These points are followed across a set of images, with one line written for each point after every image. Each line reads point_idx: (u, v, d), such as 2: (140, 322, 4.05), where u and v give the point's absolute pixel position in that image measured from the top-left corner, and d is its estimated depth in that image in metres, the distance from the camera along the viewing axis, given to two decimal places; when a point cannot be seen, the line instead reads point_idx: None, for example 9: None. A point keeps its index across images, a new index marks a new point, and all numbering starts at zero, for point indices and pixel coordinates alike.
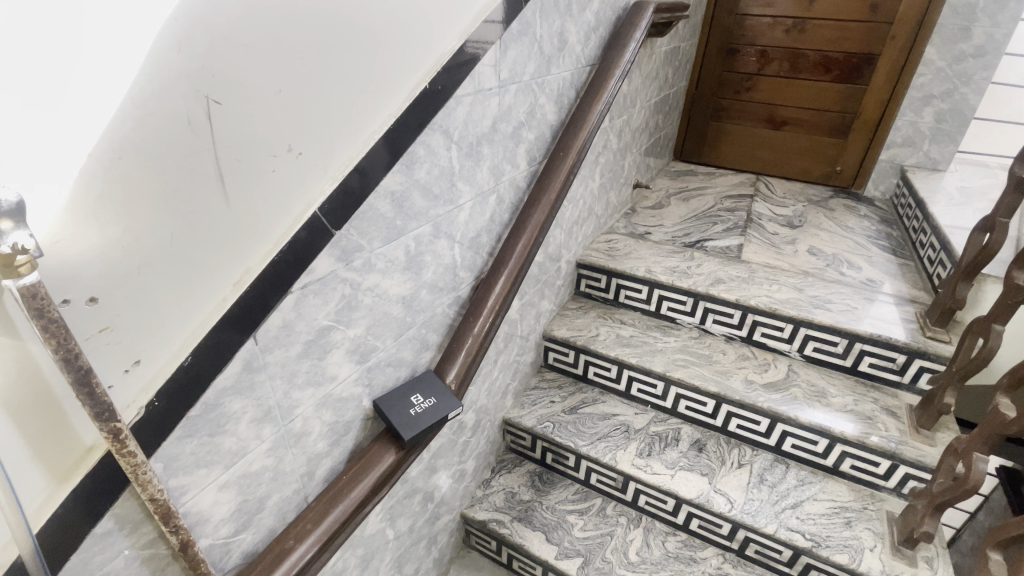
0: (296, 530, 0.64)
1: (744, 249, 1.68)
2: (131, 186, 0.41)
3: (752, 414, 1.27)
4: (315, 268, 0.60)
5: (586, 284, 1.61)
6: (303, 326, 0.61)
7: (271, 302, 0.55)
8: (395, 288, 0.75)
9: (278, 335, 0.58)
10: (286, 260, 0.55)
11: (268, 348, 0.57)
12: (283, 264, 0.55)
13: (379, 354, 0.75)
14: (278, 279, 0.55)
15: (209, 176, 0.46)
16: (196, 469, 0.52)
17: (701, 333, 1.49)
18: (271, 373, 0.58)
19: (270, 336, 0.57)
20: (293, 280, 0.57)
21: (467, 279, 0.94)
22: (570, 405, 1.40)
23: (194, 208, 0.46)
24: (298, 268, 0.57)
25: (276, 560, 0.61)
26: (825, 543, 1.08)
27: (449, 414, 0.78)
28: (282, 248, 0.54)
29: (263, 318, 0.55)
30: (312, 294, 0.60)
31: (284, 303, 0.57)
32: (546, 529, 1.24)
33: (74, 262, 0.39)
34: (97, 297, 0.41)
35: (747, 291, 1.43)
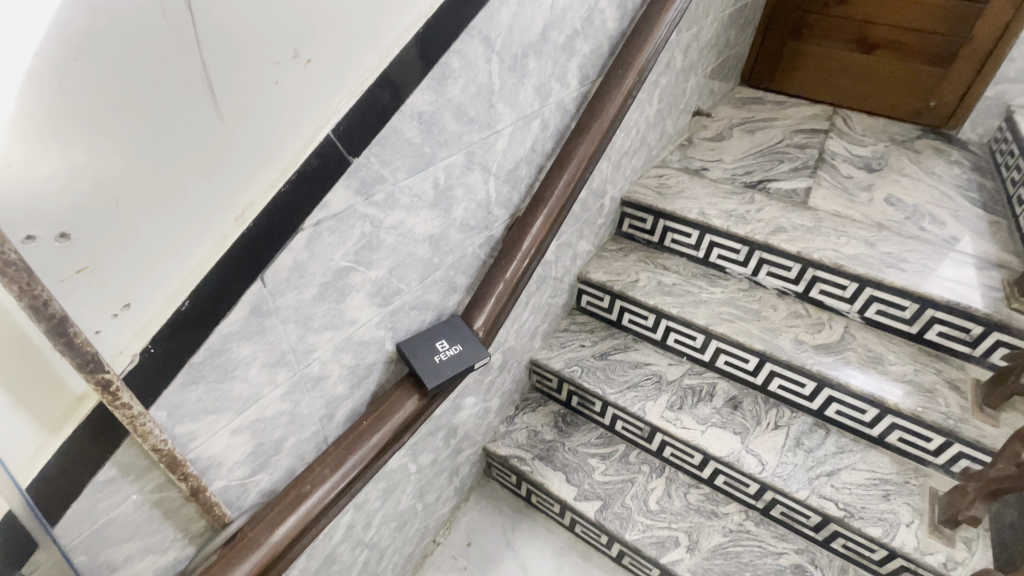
0: (312, 476, 0.61)
1: (811, 194, 1.51)
2: (95, 100, 0.33)
3: (798, 376, 1.18)
4: (331, 202, 0.52)
5: (629, 223, 1.49)
6: (317, 267, 0.54)
7: (281, 239, 0.48)
8: (421, 225, 0.67)
9: (290, 276, 0.51)
10: (296, 193, 0.48)
11: (278, 291, 0.51)
12: (292, 196, 0.47)
13: (403, 297, 0.69)
14: (287, 213, 0.48)
15: (196, 89, 0.38)
16: (203, 416, 0.49)
17: (751, 286, 1.37)
18: (283, 317, 0.53)
19: (279, 278, 0.50)
20: (305, 215, 0.50)
21: (501, 216, 0.85)
22: (601, 350, 1.35)
23: (180, 130, 0.38)
24: (310, 202, 0.49)
25: (291, 504, 0.59)
26: (858, 515, 1.04)
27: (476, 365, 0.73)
28: (290, 178, 0.47)
29: (272, 257, 0.48)
30: (327, 232, 0.53)
31: (295, 241, 0.50)
32: (566, 470, 1.24)
33: (35, 194, 0.32)
34: (69, 232, 0.35)
35: (809, 242, 1.28)
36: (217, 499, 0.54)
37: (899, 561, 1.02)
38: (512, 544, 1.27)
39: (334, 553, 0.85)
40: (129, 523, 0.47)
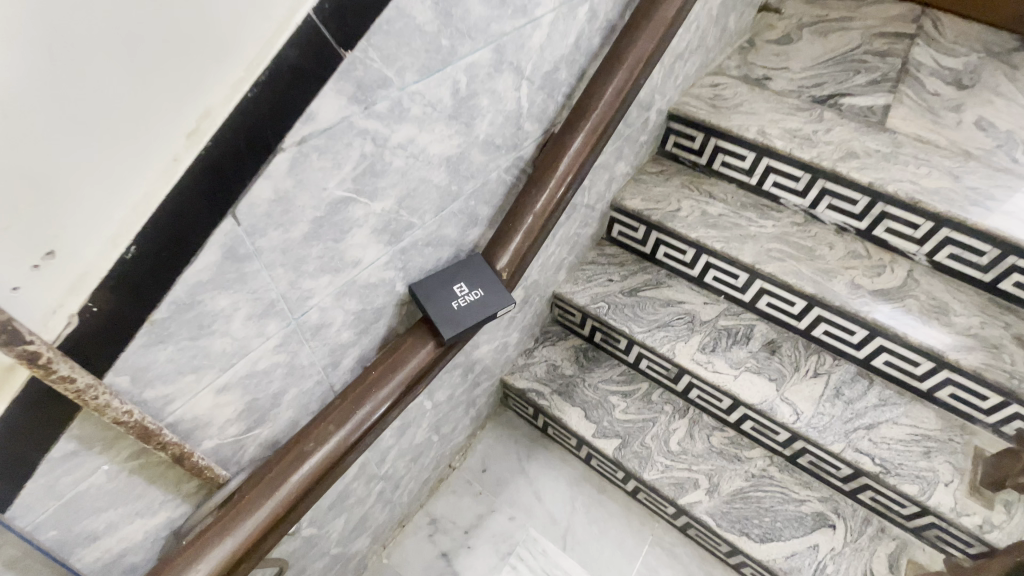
0: (316, 432, 0.55)
1: (889, 113, 1.29)
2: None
3: (848, 323, 1.08)
4: (318, 112, 0.39)
5: (675, 142, 1.31)
6: (307, 199, 0.43)
7: (253, 163, 0.37)
8: (436, 144, 0.54)
9: (272, 211, 0.41)
10: (266, 100, 0.35)
11: (258, 230, 0.40)
12: (263, 104, 0.35)
13: (416, 232, 0.59)
14: (256, 126, 0.36)
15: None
16: (179, 377, 0.41)
17: (807, 220, 1.22)
18: (267, 261, 0.43)
19: (258, 214, 0.40)
20: (284, 130, 0.38)
21: (533, 132, 0.71)
22: (630, 285, 1.24)
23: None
24: (289, 112, 0.37)
25: (292, 464, 0.53)
26: (895, 471, 0.98)
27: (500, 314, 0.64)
28: (260, 78, 0.34)
29: (245, 188, 0.38)
30: (317, 153, 0.41)
31: (273, 165, 0.38)
32: (585, 407, 1.20)
33: None
34: None
35: (884, 171, 1.10)
36: (209, 460, 0.49)
37: (930, 518, 0.98)
38: (526, 473, 1.26)
39: (347, 488, 0.83)
40: (104, 493, 0.42)
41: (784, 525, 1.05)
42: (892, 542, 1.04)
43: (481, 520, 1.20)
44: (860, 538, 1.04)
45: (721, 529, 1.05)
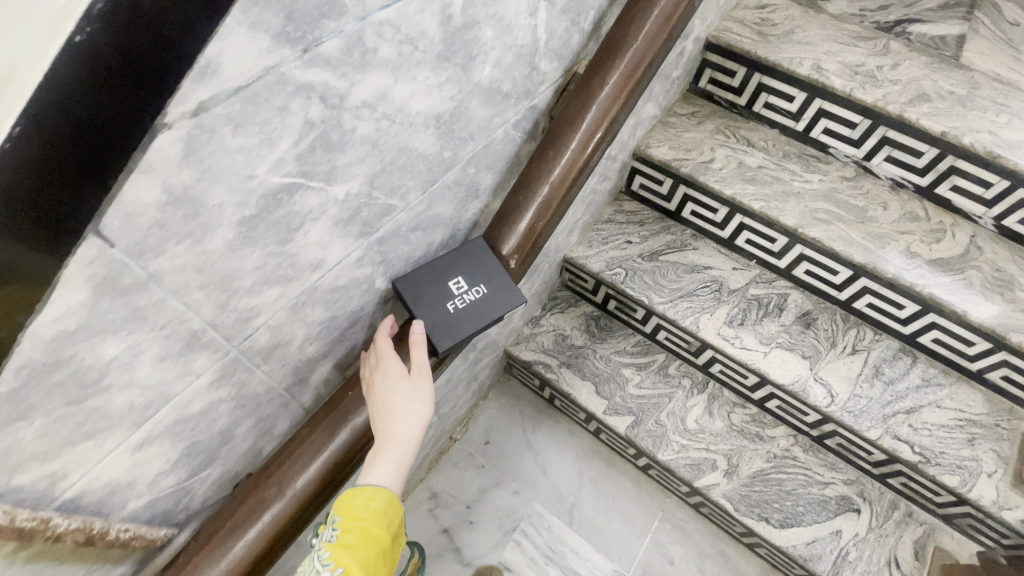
0: (276, 475, 0.49)
1: (966, 43, 1.08)
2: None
3: (897, 296, 0.95)
4: (219, 61, 0.29)
5: (711, 78, 1.12)
6: (222, 193, 0.33)
7: (112, 156, 0.27)
8: (421, 97, 0.43)
9: (167, 217, 0.31)
10: (108, 51, 0.24)
11: (147, 248, 0.31)
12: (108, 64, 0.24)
13: (398, 216, 0.49)
14: (101, 99, 0.25)
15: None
16: (67, 449, 0.34)
17: (858, 174, 1.06)
18: (174, 285, 0.34)
19: (144, 242, 0.31)
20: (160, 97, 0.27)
21: (546, 73, 0.59)
22: (651, 249, 1.10)
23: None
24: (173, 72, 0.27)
25: (252, 510, 0.47)
26: (935, 461, 0.90)
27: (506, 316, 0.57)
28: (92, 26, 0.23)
29: (111, 188, 0.28)
30: (228, 125, 0.31)
31: (150, 150, 0.28)
32: (596, 380, 1.11)
33: None
34: None
35: (959, 117, 0.92)
36: (138, 516, 0.43)
37: (965, 508, 0.91)
38: (531, 446, 1.19)
39: None
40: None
41: (805, 509, 0.99)
42: (919, 527, 0.98)
43: (484, 494, 1.15)
44: (885, 523, 0.98)
45: (739, 514, 0.99)
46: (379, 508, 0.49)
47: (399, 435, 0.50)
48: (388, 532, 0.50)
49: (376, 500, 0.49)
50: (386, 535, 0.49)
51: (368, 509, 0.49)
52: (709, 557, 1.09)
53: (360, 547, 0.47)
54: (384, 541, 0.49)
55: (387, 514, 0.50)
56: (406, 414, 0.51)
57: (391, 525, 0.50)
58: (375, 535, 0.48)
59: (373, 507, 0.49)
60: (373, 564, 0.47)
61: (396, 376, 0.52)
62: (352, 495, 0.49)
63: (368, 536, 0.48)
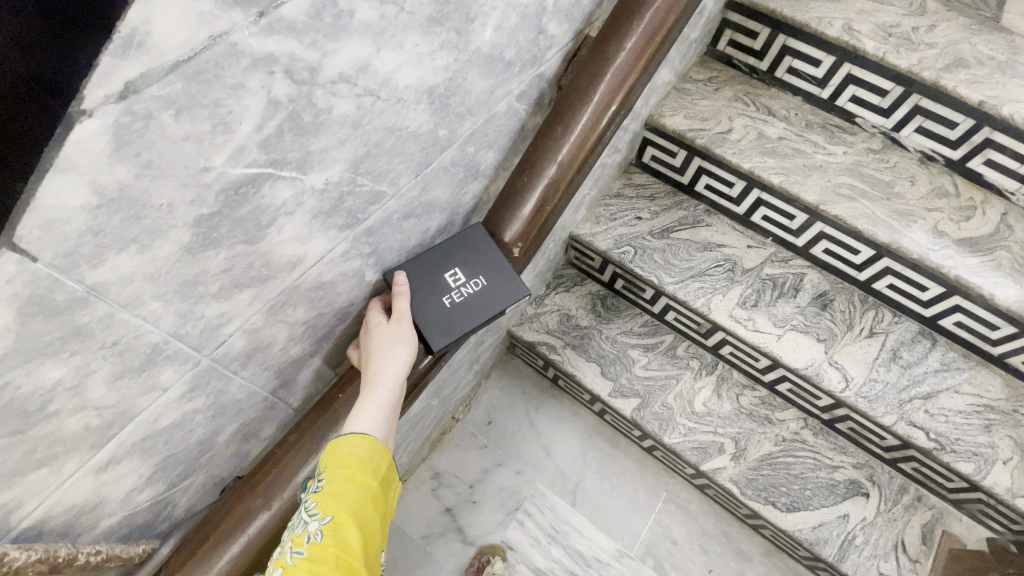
0: (263, 484, 0.48)
1: (1007, 3, 0.99)
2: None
3: (920, 277, 0.90)
4: (147, 30, 0.24)
5: (731, 39, 1.04)
6: (170, 190, 0.29)
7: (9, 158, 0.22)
8: (413, 68, 0.38)
9: (103, 222, 0.27)
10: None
11: (81, 259, 0.27)
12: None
13: (387, 204, 0.45)
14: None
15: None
16: (17, 477, 0.31)
17: (885, 145, 0.99)
18: (122, 298, 0.30)
19: (79, 255, 0.27)
20: (67, 81, 0.22)
21: (555, 38, 0.53)
22: (661, 225, 1.05)
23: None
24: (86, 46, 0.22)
25: (238, 523, 0.46)
26: (950, 448, 0.87)
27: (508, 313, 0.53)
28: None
29: (19, 194, 0.23)
30: (168, 109, 0.26)
31: (66, 143, 0.24)
32: (602, 362, 1.08)
33: None
34: None
35: (1000, 85, 0.85)
36: (114, 529, 0.42)
37: (977, 494, 0.89)
38: (534, 426, 1.18)
39: None
40: None
41: (813, 493, 0.97)
42: (928, 512, 0.96)
43: (487, 475, 1.14)
44: (894, 508, 0.96)
45: (745, 497, 0.98)
46: (366, 454, 0.45)
47: (383, 375, 0.47)
48: (378, 477, 0.46)
49: (360, 447, 0.45)
50: (375, 481, 0.46)
51: (353, 457, 0.45)
52: (713, 538, 1.09)
53: (346, 495, 0.44)
54: (372, 486, 0.45)
55: (375, 460, 0.46)
56: (388, 353, 0.48)
57: (381, 470, 0.46)
58: (363, 481, 0.45)
59: (358, 455, 0.45)
60: (364, 512, 0.44)
61: (378, 325, 0.49)
62: (336, 444, 0.46)
63: (355, 484, 0.44)
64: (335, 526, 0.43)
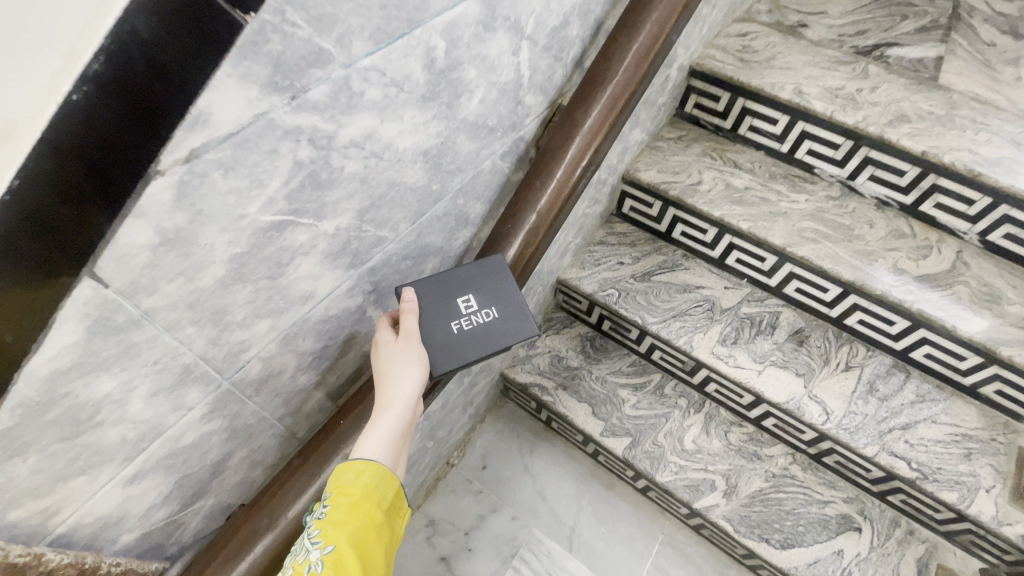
0: (270, 506, 0.50)
1: (941, 66, 1.12)
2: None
3: (887, 312, 0.96)
4: (209, 111, 0.30)
5: (695, 102, 1.15)
6: (214, 233, 0.35)
7: (101, 209, 0.28)
8: (406, 138, 0.45)
9: (161, 258, 0.33)
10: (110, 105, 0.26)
11: (140, 287, 0.32)
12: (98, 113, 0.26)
13: (387, 247, 0.51)
14: (99, 156, 0.27)
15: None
16: (60, 483, 0.35)
17: (843, 193, 1.08)
18: (165, 324, 0.35)
19: (135, 282, 0.32)
20: (147, 149, 0.28)
21: (534, 106, 0.61)
22: (643, 269, 1.12)
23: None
24: (157, 113, 0.28)
25: (244, 544, 0.49)
26: (932, 477, 0.90)
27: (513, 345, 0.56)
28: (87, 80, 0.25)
29: (102, 235, 0.29)
30: (219, 169, 0.33)
31: (143, 196, 0.30)
32: (592, 402, 1.11)
33: None
34: None
35: (939, 137, 0.95)
36: (129, 546, 0.45)
37: (965, 525, 0.90)
38: (529, 470, 1.19)
39: None
40: None
41: (806, 529, 0.98)
42: (921, 546, 0.97)
43: (482, 521, 1.14)
44: (887, 542, 0.97)
45: (739, 535, 0.98)
46: (368, 484, 0.48)
47: (393, 398, 0.50)
48: (380, 508, 0.48)
49: (365, 475, 0.48)
50: (376, 513, 0.48)
51: (357, 486, 0.48)
52: None
53: (348, 525, 0.46)
54: (374, 518, 0.48)
55: (378, 491, 0.49)
56: (398, 376, 0.51)
57: (383, 501, 0.49)
58: (365, 511, 0.47)
59: (362, 485, 0.48)
60: (365, 541, 0.46)
61: (390, 345, 0.52)
62: (341, 474, 0.49)
63: (358, 511, 0.47)
64: (336, 555, 0.44)
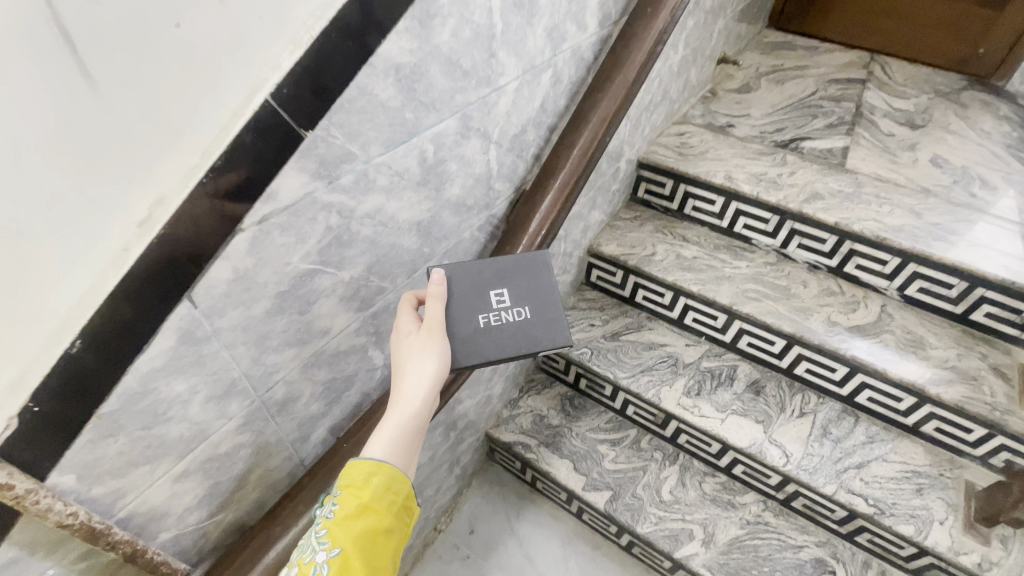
0: (282, 515, 0.55)
1: (848, 154, 1.34)
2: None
3: (828, 360, 1.08)
4: (276, 190, 0.41)
5: (645, 188, 1.35)
6: (268, 274, 0.44)
7: (204, 244, 0.38)
8: (405, 212, 0.57)
9: (232, 288, 0.41)
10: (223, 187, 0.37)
11: (217, 307, 0.41)
12: (218, 191, 0.37)
13: (388, 294, 0.61)
14: (211, 216, 0.38)
15: (44, 32, 0.27)
16: (130, 470, 0.41)
17: (779, 259, 1.25)
18: (228, 336, 0.43)
19: (215, 298, 0.40)
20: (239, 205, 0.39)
21: (503, 190, 0.77)
22: (611, 330, 1.25)
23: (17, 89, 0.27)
24: (251, 187, 0.39)
25: (258, 550, 0.53)
26: (889, 512, 0.96)
27: (546, 346, 0.59)
28: (213, 167, 0.36)
29: (201, 270, 0.38)
30: (277, 229, 0.43)
31: (233, 239, 0.40)
32: (574, 458, 1.17)
33: None
34: None
35: (848, 210, 1.14)
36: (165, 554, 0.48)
37: (929, 559, 0.96)
38: (516, 532, 1.21)
39: None
40: None
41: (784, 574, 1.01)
42: None
43: None
44: None
45: None
46: (378, 488, 0.49)
47: (403, 395, 0.52)
48: (388, 511, 0.50)
49: (376, 477, 0.50)
50: (384, 516, 0.49)
51: (367, 489, 0.49)
52: None
53: (354, 530, 0.47)
54: (382, 521, 0.49)
55: (387, 495, 0.50)
56: (413, 371, 0.53)
57: (392, 504, 0.50)
58: (373, 515, 0.48)
59: (372, 488, 0.49)
60: (370, 545, 0.47)
61: (412, 337, 0.54)
62: (353, 473, 0.50)
63: (366, 515, 0.48)
64: (341, 559, 0.46)
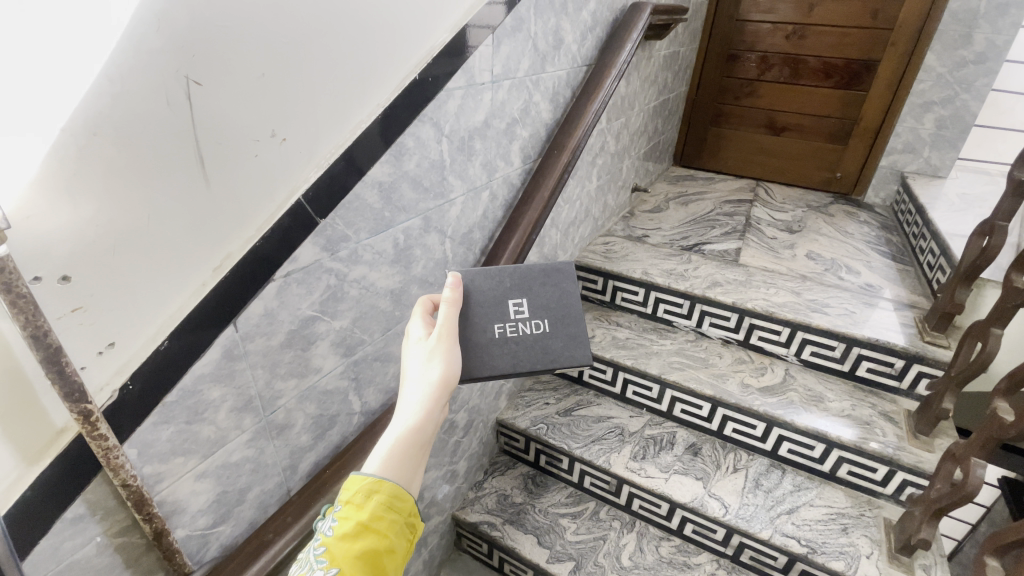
0: (276, 524, 0.65)
1: (741, 253, 1.66)
2: (106, 136, 0.40)
3: (748, 418, 1.25)
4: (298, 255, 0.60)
5: (583, 286, 1.61)
6: (286, 315, 0.61)
7: (250, 285, 0.55)
8: (382, 280, 0.76)
9: (261, 321, 0.58)
10: (269, 246, 0.56)
11: (250, 333, 0.57)
12: (264, 249, 0.55)
13: (366, 348, 0.77)
14: (260, 268, 0.56)
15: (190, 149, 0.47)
16: (171, 457, 0.52)
17: (698, 336, 1.48)
18: (253, 360, 0.58)
19: (250, 324, 0.57)
20: (276, 260, 0.57)
21: None
22: (564, 407, 1.40)
23: (170, 178, 0.46)
24: (284, 250, 0.58)
25: (254, 552, 0.62)
26: (820, 550, 1.06)
27: (556, 350, 0.77)
28: (264, 233, 0.55)
29: (245, 304, 0.55)
30: (295, 282, 0.61)
31: (270, 284, 0.58)
32: (538, 533, 1.22)
33: (62, 246, 0.40)
34: (84, 296, 0.42)
35: (742, 293, 1.41)
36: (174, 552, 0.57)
37: None
38: None
39: None
40: (91, 569, 0.48)
41: None
42: None
43: None
44: None
45: None
46: (376, 508, 0.53)
47: (403, 406, 0.59)
48: (387, 531, 0.53)
49: (376, 495, 0.54)
50: (382, 537, 0.53)
51: (366, 507, 0.53)
52: None
53: (352, 550, 0.51)
54: (381, 541, 0.53)
55: (385, 514, 0.54)
56: (411, 384, 0.61)
57: (391, 523, 0.54)
58: (372, 535, 0.52)
59: (370, 508, 0.53)
60: (367, 564, 0.51)
61: (419, 345, 0.66)
62: (354, 491, 0.54)
63: (365, 534, 0.52)
64: None
